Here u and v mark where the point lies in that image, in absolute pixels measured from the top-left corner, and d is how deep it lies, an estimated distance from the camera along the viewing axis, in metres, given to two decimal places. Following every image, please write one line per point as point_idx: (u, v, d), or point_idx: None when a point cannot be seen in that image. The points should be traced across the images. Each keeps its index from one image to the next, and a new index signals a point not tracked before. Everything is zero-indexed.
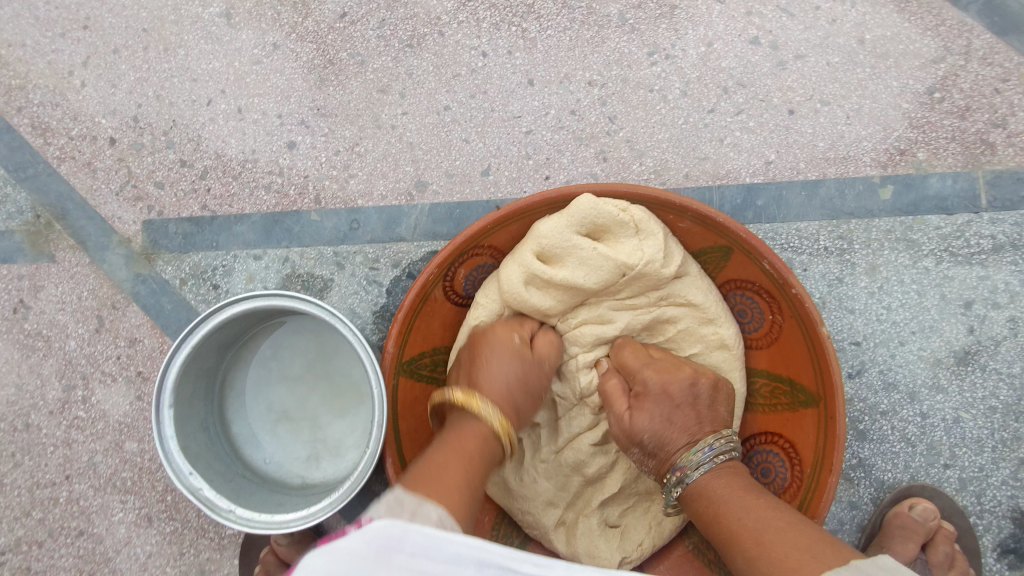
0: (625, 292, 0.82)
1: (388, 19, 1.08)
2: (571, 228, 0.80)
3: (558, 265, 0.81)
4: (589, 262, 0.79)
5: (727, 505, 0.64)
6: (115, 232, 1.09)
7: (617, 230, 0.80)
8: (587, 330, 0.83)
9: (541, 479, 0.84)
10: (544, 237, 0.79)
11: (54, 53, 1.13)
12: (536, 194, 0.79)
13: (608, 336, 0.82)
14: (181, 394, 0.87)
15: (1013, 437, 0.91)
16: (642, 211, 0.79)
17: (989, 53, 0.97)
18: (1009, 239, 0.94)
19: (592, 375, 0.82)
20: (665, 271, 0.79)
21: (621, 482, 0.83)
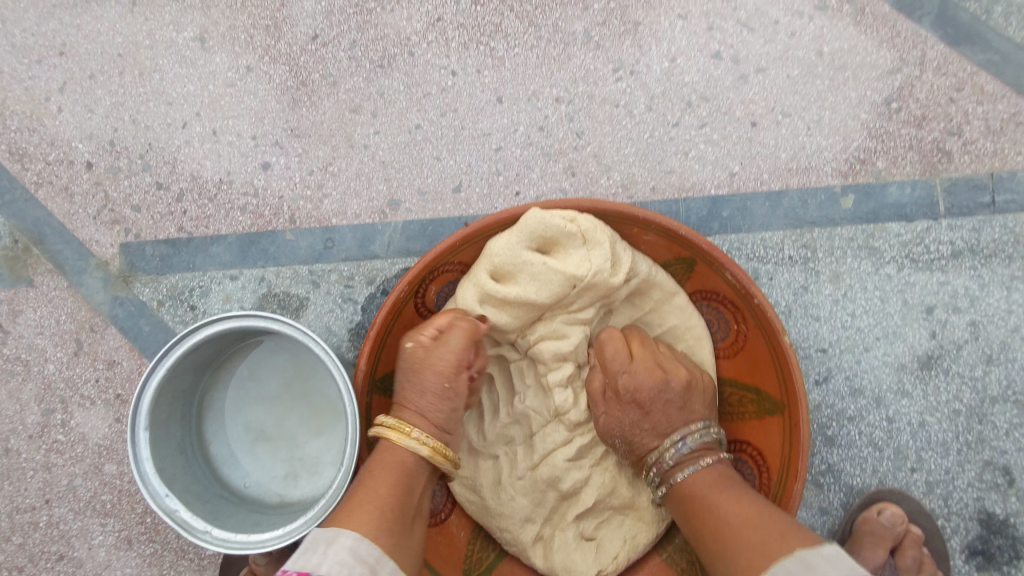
0: (578, 305, 0.84)
1: (358, 40, 1.10)
2: (520, 244, 0.82)
3: (511, 282, 0.83)
4: (538, 276, 0.82)
5: (700, 489, 0.71)
6: (92, 255, 1.11)
7: (565, 241, 0.82)
8: (547, 347, 0.85)
9: (518, 495, 0.84)
10: (495, 256, 0.81)
11: (31, 79, 1.15)
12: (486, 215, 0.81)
13: (566, 351, 0.84)
14: (157, 417, 0.88)
15: (977, 440, 0.93)
16: (589, 222, 0.81)
17: (943, 63, 0.99)
18: (968, 245, 0.96)
19: (566, 394, 0.84)
20: (613, 279, 0.81)
21: (597, 496, 0.83)
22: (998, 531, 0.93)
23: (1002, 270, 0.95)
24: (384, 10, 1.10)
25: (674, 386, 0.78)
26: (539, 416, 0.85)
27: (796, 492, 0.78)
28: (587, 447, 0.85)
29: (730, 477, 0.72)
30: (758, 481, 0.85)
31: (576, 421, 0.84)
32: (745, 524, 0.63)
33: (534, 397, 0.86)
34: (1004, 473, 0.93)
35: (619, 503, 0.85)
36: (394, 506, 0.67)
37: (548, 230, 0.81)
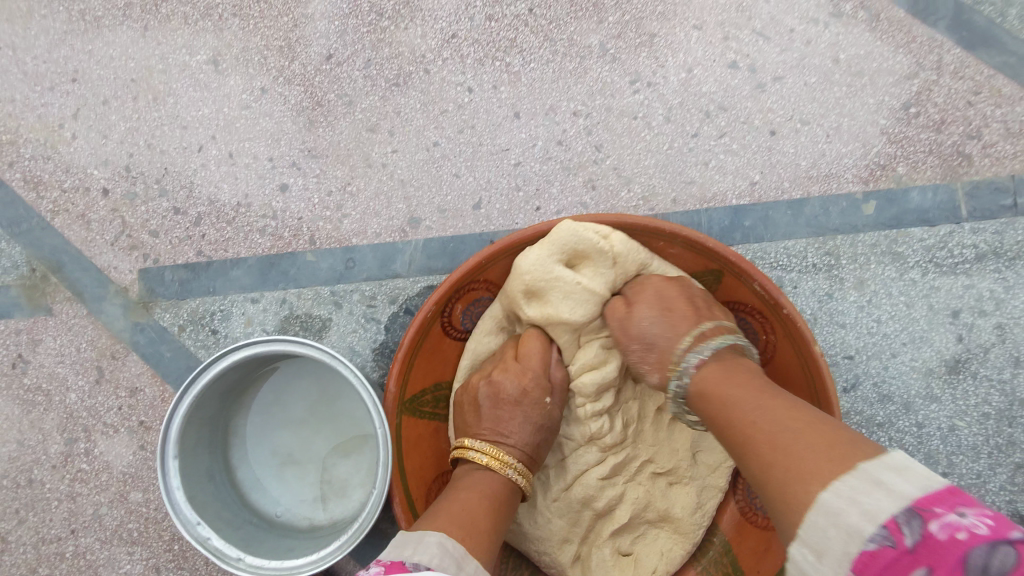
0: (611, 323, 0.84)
1: (373, 59, 1.09)
2: (553, 259, 0.81)
3: (545, 299, 0.83)
4: (573, 294, 0.82)
5: (721, 391, 0.62)
6: (111, 282, 1.10)
7: (596, 256, 0.82)
8: (586, 377, 0.83)
9: (553, 518, 0.84)
10: (529, 273, 0.80)
11: (43, 107, 1.14)
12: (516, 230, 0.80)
13: (609, 379, 0.82)
14: (185, 445, 0.88)
15: (1008, 442, 0.93)
16: (620, 236, 0.81)
17: (961, 67, 1.00)
18: (991, 248, 0.96)
19: (602, 422, 0.83)
20: None
21: (631, 514, 0.84)
22: None
23: None
24: (398, 28, 1.09)
25: None
26: (571, 440, 0.85)
27: None
28: (622, 465, 0.84)
29: (774, 388, 0.60)
30: None
31: (611, 444, 0.83)
32: (785, 430, 0.53)
33: (565, 420, 0.86)
34: None
35: (654, 519, 0.86)
36: (484, 512, 0.68)
37: (581, 243, 0.81)
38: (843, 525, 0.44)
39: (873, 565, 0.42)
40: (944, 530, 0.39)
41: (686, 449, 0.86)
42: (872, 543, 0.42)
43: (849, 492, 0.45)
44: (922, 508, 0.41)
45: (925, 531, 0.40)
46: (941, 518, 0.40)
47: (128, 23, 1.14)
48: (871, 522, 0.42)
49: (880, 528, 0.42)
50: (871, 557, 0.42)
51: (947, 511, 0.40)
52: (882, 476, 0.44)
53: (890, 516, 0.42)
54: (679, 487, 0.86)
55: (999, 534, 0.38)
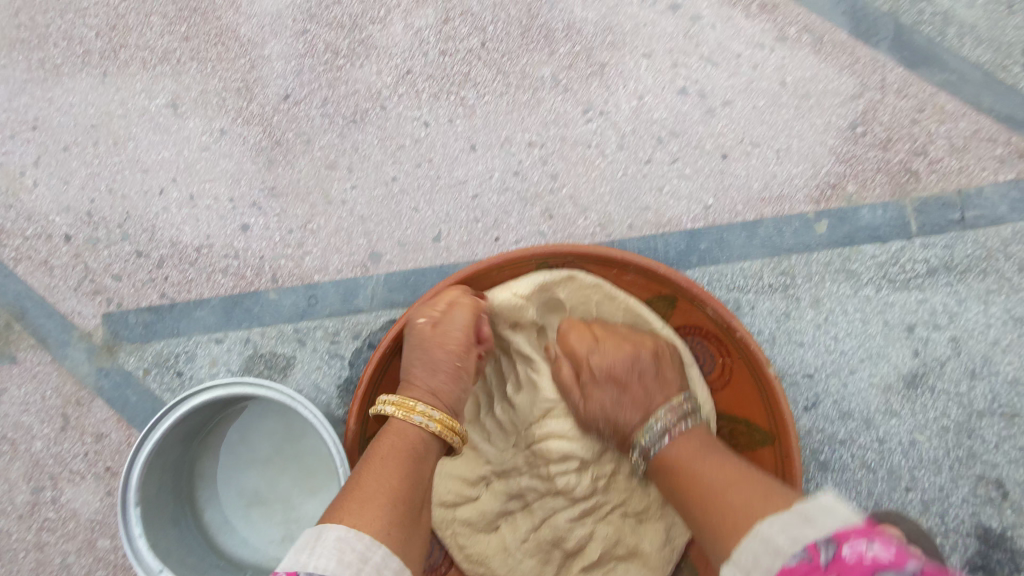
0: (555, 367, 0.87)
1: (330, 98, 1.10)
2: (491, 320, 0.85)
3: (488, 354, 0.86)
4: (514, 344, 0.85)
5: (696, 478, 0.65)
6: (75, 327, 1.10)
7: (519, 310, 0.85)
8: (553, 446, 0.82)
9: (525, 558, 0.85)
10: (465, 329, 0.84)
11: (5, 155, 1.15)
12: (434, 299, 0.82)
13: (575, 450, 0.82)
14: (147, 491, 0.87)
15: (968, 455, 0.94)
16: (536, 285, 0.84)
17: (904, 86, 1.02)
18: (942, 262, 0.97)
19: (569, 477, 0.82)
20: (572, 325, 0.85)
21: (602, 551, 0.83)
22: (997, 546, 0.93)
23: (977, 284, 0.97)
24: (353, 66, 1.11)
25: (642, 359, 0.79)
26: (535, 490, 0.84)
27: None
28: (592, 507, 0.84)
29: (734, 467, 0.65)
30: None
31: (582, 497, 0.82)
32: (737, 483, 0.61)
33: (529, 474, 0.85)
34: (997, 486, 0.93)
35: (623, 555, 0.85)
36: (397, 481, 0.64)
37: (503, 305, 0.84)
38: (774, 547, 0.50)
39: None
40: (852, 552, 0.43)
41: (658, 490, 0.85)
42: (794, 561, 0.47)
43: (782, 524, 0.51)
44: (837, 536, 0.46)
45: (836, 553, 0.45)
46: (853, 543, 0.44)
47: (88, 70, 1.15)
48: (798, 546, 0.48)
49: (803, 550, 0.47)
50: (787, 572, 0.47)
51: (860, 538, 0.44)
52: (807, 522, 0.49)
53: (813, 539, 0.47)
54: (649, 522, 0.85)
55: (895, 562, 0.41)
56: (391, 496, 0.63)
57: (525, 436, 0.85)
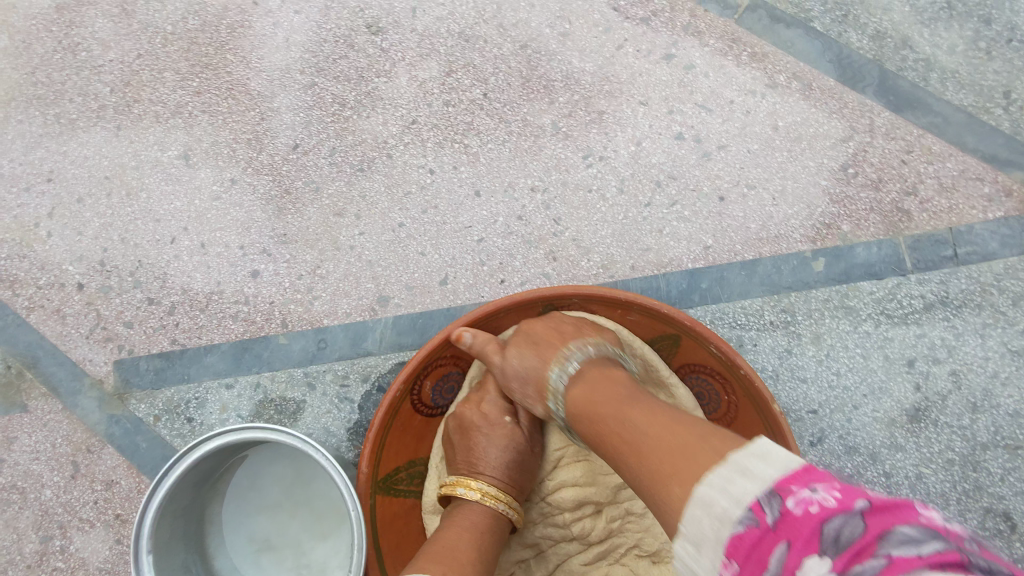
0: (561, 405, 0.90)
1: (338, 147, 1.14)
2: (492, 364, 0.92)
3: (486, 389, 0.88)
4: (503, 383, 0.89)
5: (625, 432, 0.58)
6: (86, 374, 1.11)
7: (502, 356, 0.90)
8: (567, 493, 0.84)
9: None
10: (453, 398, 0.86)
11: (20, 207, 1.17)
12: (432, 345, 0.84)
13: (589, 496, 0.83)
14: (159, 538, 0.88)
15: (974, 487, 0.95)
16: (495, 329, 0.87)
17: (892, 129, 1.06)
18: (938, 297, 1.00)
19: (583, 523, 0.83)
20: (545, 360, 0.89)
21: None
22: None
23: (973, 318, 0.99)
24: (360, 117, 1.14)
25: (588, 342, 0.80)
26: (549, 538, 0.85)
27: None
28: (605, 550, 0.84)
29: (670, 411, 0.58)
30: None
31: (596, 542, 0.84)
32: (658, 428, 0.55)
33: (542, 523, 0.85)
34: (1005, 519, 0.94)
35: None
36: (473, 548, 0.70)
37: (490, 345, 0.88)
38: (726, 493, 0.42)
39: (741, 550, 0.40)
40: (799, 505, 0.39)
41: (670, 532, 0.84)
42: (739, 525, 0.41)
43: (719, 477, 0.44)
44: (780, 488, 0.41)
45: (783, 508, 0.40)
46: (799, 495, 0.40)
47: (102, 124, 1.19)
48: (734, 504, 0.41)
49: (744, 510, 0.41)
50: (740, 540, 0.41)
51: (803, 488, 0.40)
52: (744, 468, 0.43)
53: (754, 497, 0.41)
54: (663, 564, 0.84)
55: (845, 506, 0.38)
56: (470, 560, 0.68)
57: (538, 485, 0.86)
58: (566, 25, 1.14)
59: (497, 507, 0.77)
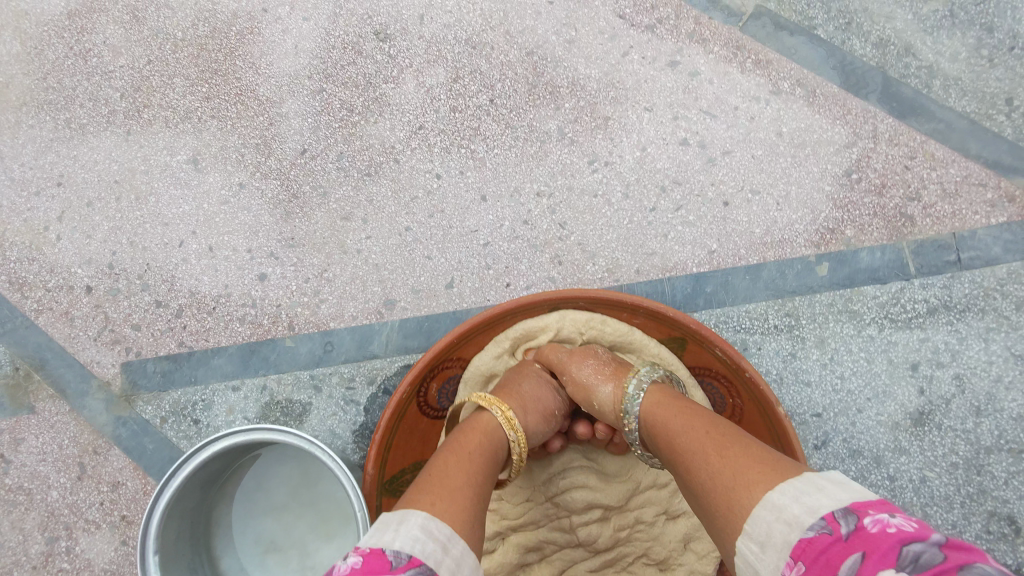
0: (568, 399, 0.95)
1: (345, 152, 1.15)
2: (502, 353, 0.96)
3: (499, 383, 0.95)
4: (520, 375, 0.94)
5: (676, 433, 0.65)
6: (94, 376, 1.12)
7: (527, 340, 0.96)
8: (579, 495, 0.84)
9: None
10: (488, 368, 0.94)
11: (29, 211, 1.18)
12: (439, 347, 0.84)
13: (600, 501, 0.84)
14: (167, 538, 0.88)
15: (978, 491, 0.95)
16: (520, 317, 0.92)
17: (895, 135, 1.06)
18: (942, 302, 1.00)
19: (591, 528, 0.83)
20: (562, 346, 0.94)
21: None
22: None
23: (977, 323, 0.99)
24: (368, 122, 1.15)
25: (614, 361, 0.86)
26: (555, 542, 0.84)
27: None
28: (612, 555, 0.84)
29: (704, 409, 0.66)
30: None
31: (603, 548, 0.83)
32: (718, 439, 0.59)
33: (548, 527, 0.85)
34: (1009, 522, 0.94)
35: None
36: (469, 475, 0.62)
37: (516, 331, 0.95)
38: (787, 516, 0.48)
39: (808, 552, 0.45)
40: (875, 525, 0.43)
41: (678, 539, 0.84)
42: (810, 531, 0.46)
43: (788, 490, 0.50)
44: (858, 508, 0.45)
45: (858, 525, 0.44)
46: (875, 516, 0.44)
47: (112, 129, 1.20)
48: (812, 513, 0.47)
49: (818, 518, 0.46)
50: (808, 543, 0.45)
51: (878, 511, 0.44)
52: (812, 490, 0.48)
53: (828, 510, 0.46)
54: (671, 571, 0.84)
55: (920, 534, 0.41)
56: (465, 487, 0.60)
57: (546, 487, 0.86)
58: (572, 32, 1.15)
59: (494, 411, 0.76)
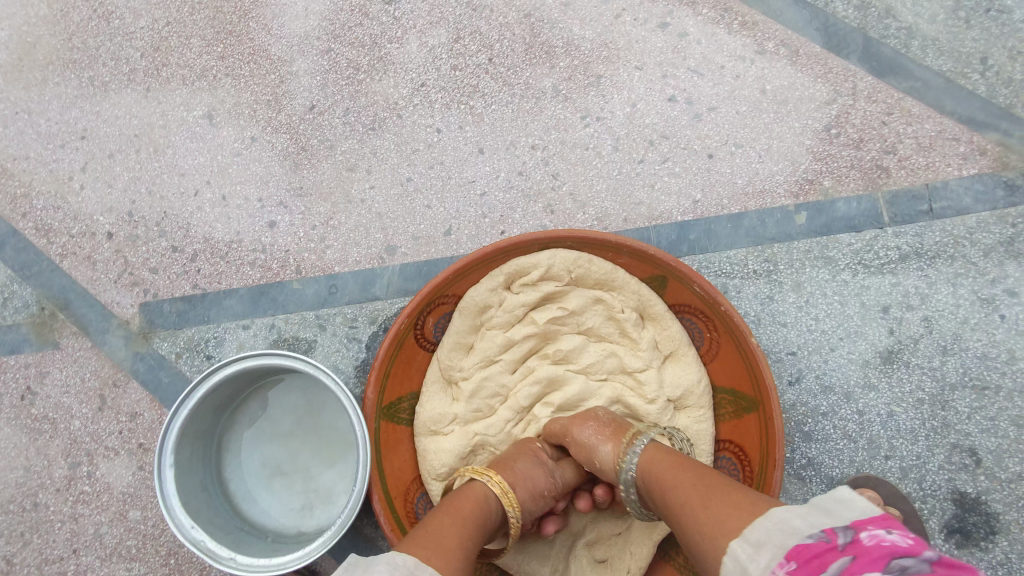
0: (550, 342, 1.01)
1: (351, 108, 1.21)
2: (496, 288, 0.99)
3: (490, 321, 1.00)
4: (507, 311, 0.99)
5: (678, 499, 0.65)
6: (114, 315, 1.19)
7: (520, 277, 0.99)
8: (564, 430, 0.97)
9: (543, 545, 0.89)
10: (483, 351, 0.99)
11: (55, 162, 1.26)
12: (439, 282, 0.90)
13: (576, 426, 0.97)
14: (181, 455, 0.95)
15: (942, 425, 1.01)
16: (521, 262, 0.98)
17: (873, 92, 1.11)
18: (913, 249, 1.05)
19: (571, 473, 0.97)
20: (551, 285, 0.99)
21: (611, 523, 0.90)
22: (972, 510, 0.99)
23: (946, 268, 1.04)
24: (373, 80, 1.22)
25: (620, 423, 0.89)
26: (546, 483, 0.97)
27: (776, 480, 0.87)
28: None
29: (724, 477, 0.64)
30: (743, 475, 0.93)
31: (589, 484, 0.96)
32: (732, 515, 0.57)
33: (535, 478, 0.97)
34: (970, 454, 1.00)
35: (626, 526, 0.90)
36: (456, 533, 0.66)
37: (512, 266, 0.98)
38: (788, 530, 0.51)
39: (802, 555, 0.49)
40: (872, 539, 0.46)
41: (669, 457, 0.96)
42: (809, 539, 0.49)
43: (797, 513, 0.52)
44: (857, 525, 0.49)
45: (856, 537, 0.47)
46: (873, 530, 0.47)
47: (133, 86, 1.27)
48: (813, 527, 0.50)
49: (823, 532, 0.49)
50: (804, 547, 0.49)
51: (877, 527, 0.47)
52: (825, 514, 0.51)
53: (830, 526, 0.49)
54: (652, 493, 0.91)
55: (914, 550, 0.44)
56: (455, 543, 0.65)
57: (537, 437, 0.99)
58: None
59: (484, 482, 0.77)
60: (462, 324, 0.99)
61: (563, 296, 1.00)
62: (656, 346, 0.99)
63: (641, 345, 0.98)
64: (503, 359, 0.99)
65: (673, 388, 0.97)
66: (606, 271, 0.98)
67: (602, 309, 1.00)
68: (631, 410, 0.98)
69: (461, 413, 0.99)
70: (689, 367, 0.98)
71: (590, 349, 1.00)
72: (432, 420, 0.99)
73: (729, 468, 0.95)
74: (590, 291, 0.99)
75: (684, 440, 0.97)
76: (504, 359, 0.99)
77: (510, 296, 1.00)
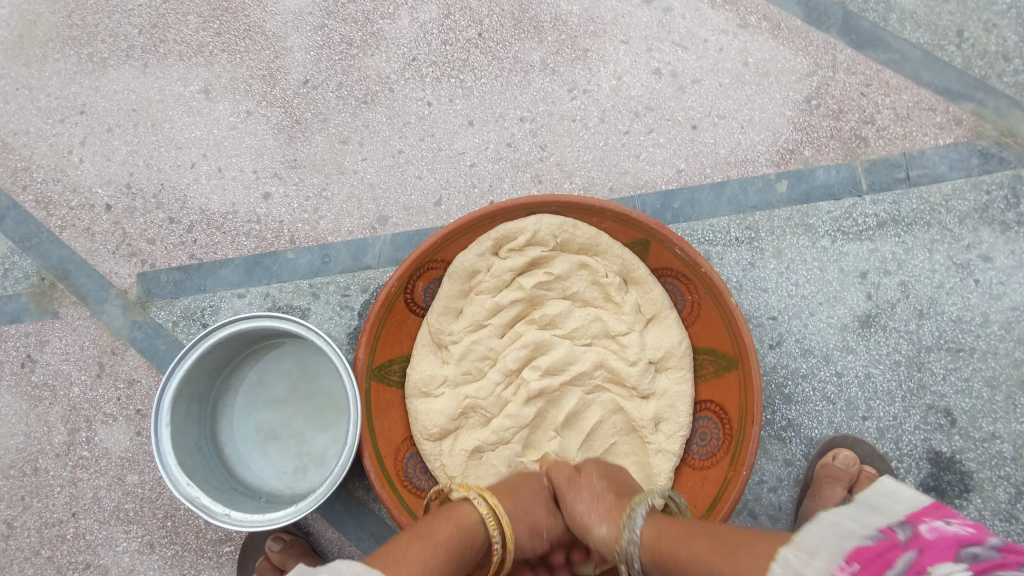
0: (536, 307, 1.03)
1: (344, 82, 1.24)
2: (484, 253, 1.02)
3: (479, 286, 1.02)
4: (494, 276, 1.01)
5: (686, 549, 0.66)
6: (112, 286, 1.22)
7: (507, 243, 1.02)
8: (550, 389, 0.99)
9: None
10: (472, 315, 1.01)
11: (54, 136, 1.28)
12: (427, 244, 0.92)
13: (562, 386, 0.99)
14: (177, 415, 0.98)
15: (918, 386, 1.04)
16: (508, 227, 1.01)
17: (852, 64, 1.14)
18: (891, 216, 1.08)
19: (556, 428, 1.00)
20: (537, 251, 1.01)
21: None
22: (946, 468, 1.02)
23: (923, 235, 1.07)
24: (365, 55, 1.24)
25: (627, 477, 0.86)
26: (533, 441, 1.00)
27: (753, 435, 0.91)
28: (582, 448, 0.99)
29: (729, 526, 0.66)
30: (723, 432, 0.96)
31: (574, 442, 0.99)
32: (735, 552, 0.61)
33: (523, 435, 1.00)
34: (945, 414, 1.03)
35: None
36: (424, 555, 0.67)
37: (499, 232, 1.01)
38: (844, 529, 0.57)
39: (864, 555, 0.54)
40: (932, 531, 0.54)
41: (650, 416, 0.98)
42: (869, 539, 0.55)
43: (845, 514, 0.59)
44: (913, 518, 0.56)
45: (915, 530, 0.55)
46: (930, 522, 0.55)
47: (130, 62, 1.29)
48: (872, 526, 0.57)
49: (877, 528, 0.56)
50: (864, 548, 0.55)
51: (933, 519, 0.56)
52: (873, 509, 0.59)
53: (887, 522, 0.56)
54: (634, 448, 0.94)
55: (978, 537, 0.52)
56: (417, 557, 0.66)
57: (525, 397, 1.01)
58: None
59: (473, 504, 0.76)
60: (452, 288, 1.02)
61: (549, 262, 1.02)
62: (639, 310, 1.01)
63: (624, 309, 1.00)
64: (491, 323, 1.01)
65: (655, 350, 0.99)
66: (590, 236, 1.01)
67: (587, 275, 1.02)
68: (615, 372, 0.99)
69: (450, 374, 1.01)
70: (671, 329, 1.00)
71: (575, 313, 1.01)
72: (421, 381, 1.01)
73: (710, 427, 0.99)
74: (576, 257, 1.02)
75: (666, 400, 0.99)
76: (493, 323, 1.01)
77: (498, 262, 1.02)
